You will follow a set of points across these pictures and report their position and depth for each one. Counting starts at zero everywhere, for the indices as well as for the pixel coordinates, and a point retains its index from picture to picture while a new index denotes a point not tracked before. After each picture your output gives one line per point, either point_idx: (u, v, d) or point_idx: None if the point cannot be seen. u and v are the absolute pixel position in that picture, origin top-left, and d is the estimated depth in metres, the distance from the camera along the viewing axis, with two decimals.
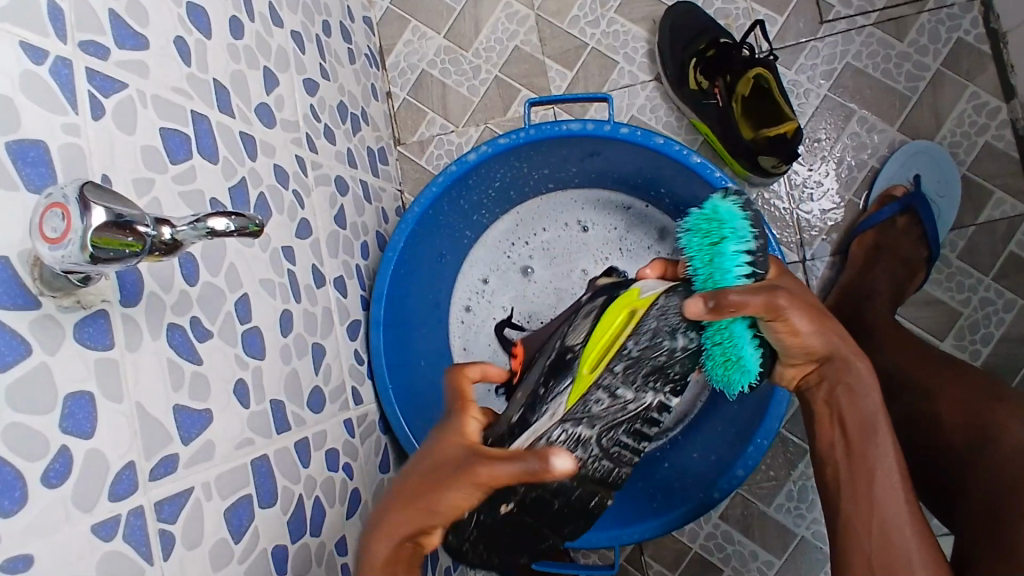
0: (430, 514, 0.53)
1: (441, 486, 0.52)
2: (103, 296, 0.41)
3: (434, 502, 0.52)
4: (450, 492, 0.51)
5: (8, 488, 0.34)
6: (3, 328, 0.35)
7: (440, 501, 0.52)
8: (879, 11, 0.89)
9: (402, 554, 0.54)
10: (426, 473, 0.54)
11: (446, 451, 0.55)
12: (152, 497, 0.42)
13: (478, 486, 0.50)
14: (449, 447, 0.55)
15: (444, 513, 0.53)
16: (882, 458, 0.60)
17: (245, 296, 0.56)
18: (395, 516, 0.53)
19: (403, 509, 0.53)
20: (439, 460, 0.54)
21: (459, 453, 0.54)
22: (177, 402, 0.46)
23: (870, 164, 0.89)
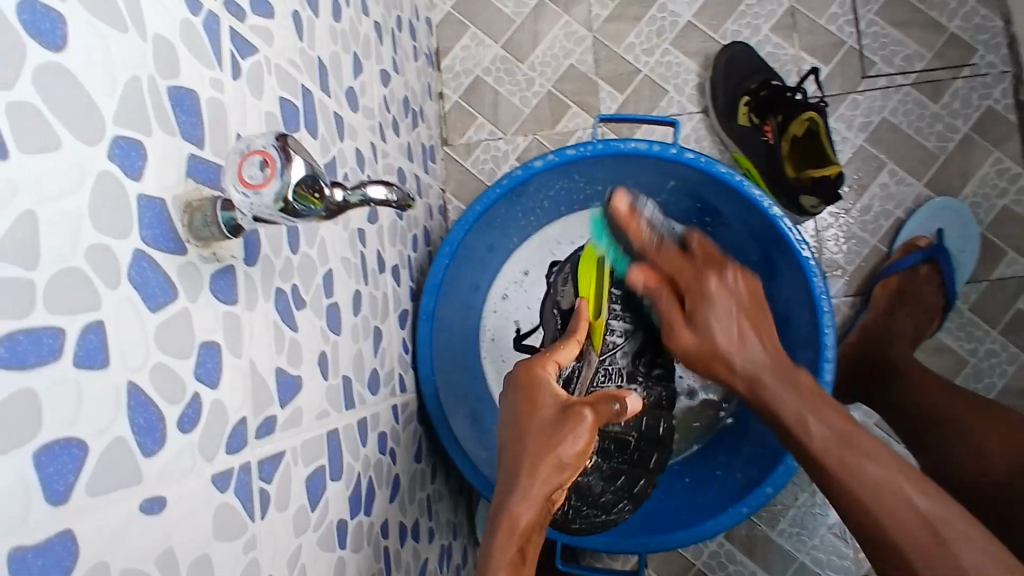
0: (556, 481, 0.56)
1: (563, 450, 0.57)
2: (232, 253, 0.42)
3: (560, 472, 0.56)
4: (574, 449, 0.57)
5: (151, 428, 0.34)
6: (156, 269, 0.36)
7: (565, 466, 0.57)
8: (918, 73, 0.95)
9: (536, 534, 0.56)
10: (533, 450, 0.57)
11: (541, 425, 0.59)
12: (256, 455, 0.43)
13: (589, 427, 0.59)
14: (539, 417, 0.60)
15: (569, 469, 0.57)
16: (812, 426, 0.59)
17: (330, 271, 0.57)
18: (524, 501, 0.55)
19: (532, 491, 0.55)
20: (542, 433, 0.58)
21: (556, 419, 0.59)
22: (278, 364, 0.47)
23: (895, 215, 0.95)
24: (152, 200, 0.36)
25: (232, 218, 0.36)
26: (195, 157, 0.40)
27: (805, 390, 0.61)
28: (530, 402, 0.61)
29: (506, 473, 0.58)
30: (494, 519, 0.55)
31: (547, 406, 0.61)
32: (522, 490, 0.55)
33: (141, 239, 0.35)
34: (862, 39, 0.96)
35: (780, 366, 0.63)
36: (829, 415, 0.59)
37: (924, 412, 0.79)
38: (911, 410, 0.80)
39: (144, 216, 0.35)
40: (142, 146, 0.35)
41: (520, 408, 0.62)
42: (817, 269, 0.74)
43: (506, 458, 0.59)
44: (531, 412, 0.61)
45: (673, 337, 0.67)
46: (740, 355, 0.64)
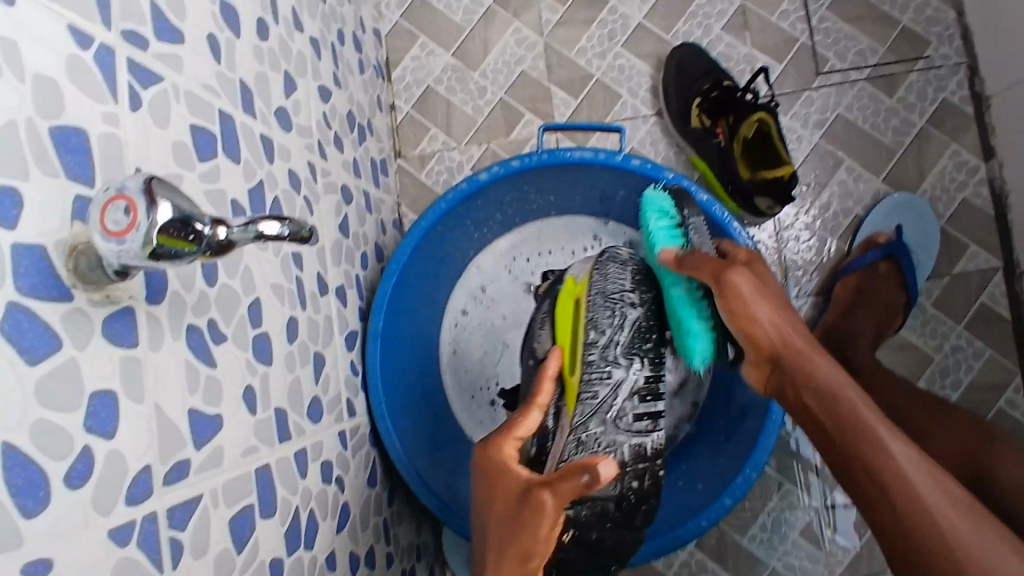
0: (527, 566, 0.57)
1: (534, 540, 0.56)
2: (130, 293, 0.40)
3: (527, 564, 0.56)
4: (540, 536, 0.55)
5: (33, 487, 0.32)
6: (36, 319, 0.34)
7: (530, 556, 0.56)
8: (871, 67, 0.94)
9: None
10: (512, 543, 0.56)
11: (504, 509, 0.57)
12: (165, 503, 0.41)
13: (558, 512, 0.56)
14: (502, 496, 0.58)
15: (538, 554, 0.56)
16: (770, 325, 0.62)
17: (257, 300, 0.55)
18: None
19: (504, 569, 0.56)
20: (506, 511, 0.57)
21: (519, 500, 0.57)
22: (192, 405, 0.45)
23: (855, 212, 0.94)
24: (31, 246, 0.34)
25: (111, 267, 0.35)
26: (83, 198, 0.38)
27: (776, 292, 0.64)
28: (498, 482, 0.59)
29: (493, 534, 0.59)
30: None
31: (511, 486, 0.58)
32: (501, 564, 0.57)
33: (16, 289, 0.33)
34: (814, 35, 0.95)
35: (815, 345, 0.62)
36: (783, 323, 0.62)
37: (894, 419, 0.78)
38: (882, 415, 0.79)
39: (20, 263, 0.33)
40: (17, 191, 0.33)
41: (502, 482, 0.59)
42: None
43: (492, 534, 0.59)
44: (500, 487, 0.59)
45: (738, 319, 0.63)
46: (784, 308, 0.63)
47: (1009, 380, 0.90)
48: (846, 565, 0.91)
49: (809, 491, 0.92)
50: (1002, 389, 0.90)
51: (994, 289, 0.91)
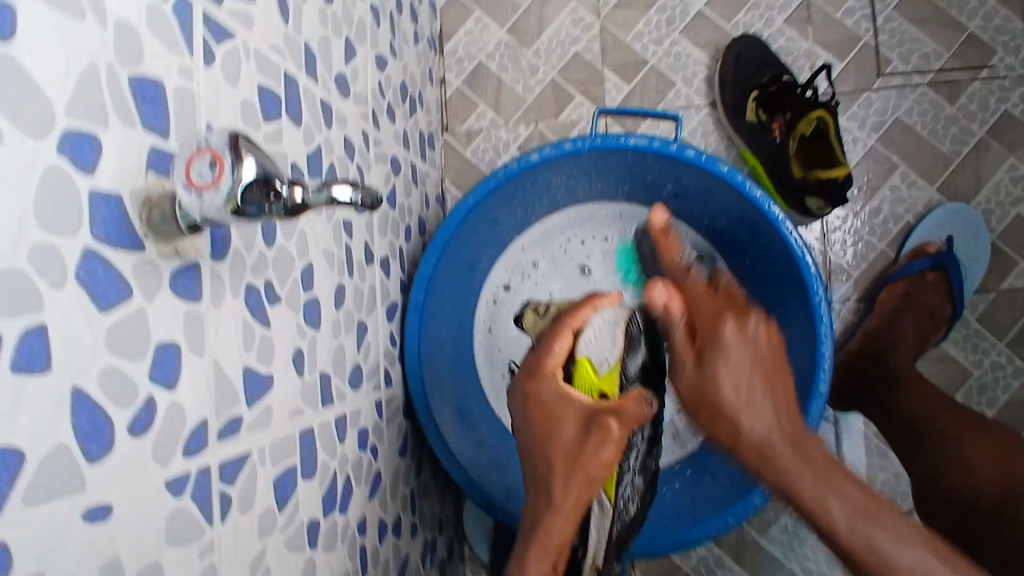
0: (585, 497, 0.62)
1: (596, 469, 0.62)
2: (196, 248, 0.40)
3: (587, 496, 0.62)
4: (604, 459, 0.62)
5: (97, 433, 0.33)
6: (109, 268, 0.34)
7: (594, 479, 0.62)
8: (935, 72, 0.92)
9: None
10: (579, 479, 0.62)
11: (561, 443, 0.63)
12: (217, 457, 0.41)
13: (611, 438, 0.63)
14: (562, 431, 0.64)
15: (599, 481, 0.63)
16: (755, 422, 0.56)
17: (310, 264, 0.56)
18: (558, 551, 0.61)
19: (568, 508, 0.61)
20: (567, 454, 0.62)
21: (576, 433, 0.63)
22: (246, 363, 0.45)
23: (905, 219, 0.91)
24: (107, 195, 0.34)
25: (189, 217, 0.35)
26: (158, 151, 0.38)
27: (760, 366, 0.58)
28: (553, 426, 0.64)
29: (539, 524, 0.61)
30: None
31: (565, 414, 0.64)
32: (562, 496, 0.61)
33: (92, 236, 0.33)
34: (879, 35, 0.92)
35: (796, 433, 0.55)
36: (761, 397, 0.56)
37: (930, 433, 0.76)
38: (914, 430, 0.78)
39: (97, 210, 0.34)
40: (97, 138, 0.34)
41: (526, 432, 0.66)
42: (817, 277, 0.71)
43: (537, 531, 0.61)
44: (554, 435, 0.64)
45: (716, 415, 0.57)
46: (758, 399, 0.56)
47: None
48: None
49: None
50: None
51: None
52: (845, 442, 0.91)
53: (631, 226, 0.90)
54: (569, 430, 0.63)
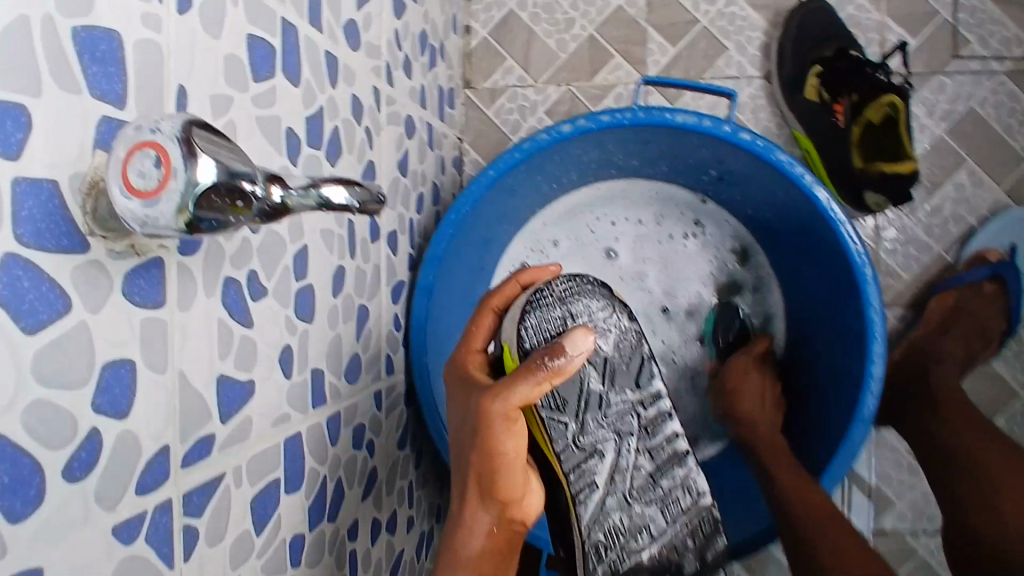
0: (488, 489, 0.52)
1: (502, 474, 0.52)
2: (160, 241, 0.33)
3: (490, 502, 0.52)
4: (499, 446, 0.50)
5: (23, 484, 0.26)
6: (37, 276, 0.27)
7: (488, 470, 0.51)
8: (1017, 59, 0.81)
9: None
10: (470, 477, 0.52)
11: (457, 424, 0.53)
12: (181, 487, 0.35)
13: (514, 418, 0.49)
14: (452, 411, 0.54)
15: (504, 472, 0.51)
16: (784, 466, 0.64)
17: (304, 248, 0.49)
18: (466, 575, 0.51)
19: (471, 505, 0.52)
20: (457, 433, 0.53)
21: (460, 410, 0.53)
22: (220, 372, 0.39)
23: (968, 221, 0.82)
24: (37, 181, 0.27)
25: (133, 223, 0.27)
26: (110, 121, 0.30)
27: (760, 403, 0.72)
28: (457, 405, 0.54)
29: (447, 537, 0.52)
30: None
31: (463, 393, 0.54)
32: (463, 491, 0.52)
33: (15, 237, 0.26)
34: (964, 7, 0.81)
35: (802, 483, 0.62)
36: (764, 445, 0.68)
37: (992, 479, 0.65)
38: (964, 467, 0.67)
39: (23, 203, 0.26)
40: (25, 111, 0.26)
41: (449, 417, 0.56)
42: (874, 290, 0.64)
43: (444, 550, 0.52)
44: (455, 416, 0.54)
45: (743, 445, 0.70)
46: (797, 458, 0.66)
47: None
48: None
49: None
50: None
51: None
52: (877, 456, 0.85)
53: (667, 209, 0.82)
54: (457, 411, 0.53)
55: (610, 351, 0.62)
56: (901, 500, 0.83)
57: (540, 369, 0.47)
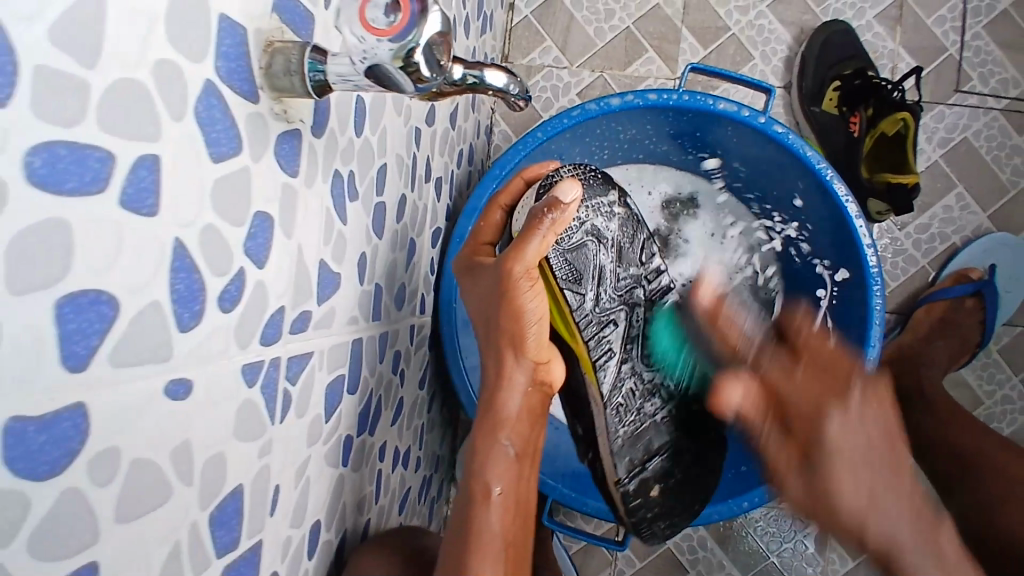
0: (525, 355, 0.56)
1: (525, 336, 0.55)
2: (301, 115, 0.36)
3: (521, 361, 0.55)
4: (530, 305, 0.54)
5: (190, 297, 0.28)
6: (225, 111, 0.29)
7: (524, 335, 0.55)
8: (1011, 99, 0.90)
9: (510, 524, 0.54)
10: (499, 339, 0.55)
11: (487, 306, 0.56)
12: (288, 351, 0.37)
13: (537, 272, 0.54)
14: (477, 295, 0.58)
15: (537, 332, 0.55)
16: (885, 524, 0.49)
17: (385, 165, 0.51)
18: (513, 428, 0.55)
19: (510, 377, 0.56)
20: (486, 311, 0.56)
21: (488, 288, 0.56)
22: (322, 257, 0.41)
23: (952, 240, 0.90)
24: (234, 25, 0.29)
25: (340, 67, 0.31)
26: None
27: (871, 448, 0.48)
28: (478, 287, 0.57)
29: (489, 398, 0.56)
30: (470, 515, 0.53)
31: (484, 276, 0.57)
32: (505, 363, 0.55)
33: (215, 69, 0.28)
34: (965, 49, 0.90)
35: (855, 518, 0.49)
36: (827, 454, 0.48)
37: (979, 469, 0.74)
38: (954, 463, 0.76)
39: (223, 40, 0.29)
40: None
41: (468, 305, 0.59)
42: (878, 285, 0.70)
43: (488, 407, 0.55)
44: (482, 296, 0.57)
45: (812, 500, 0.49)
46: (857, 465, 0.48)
47: None
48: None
49: None
50: None
51: None
52: None
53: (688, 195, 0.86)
54: (487, 289, 0.56)
55: (614, 231, 0.69)
56: None
57: (544, 223, 0.54)
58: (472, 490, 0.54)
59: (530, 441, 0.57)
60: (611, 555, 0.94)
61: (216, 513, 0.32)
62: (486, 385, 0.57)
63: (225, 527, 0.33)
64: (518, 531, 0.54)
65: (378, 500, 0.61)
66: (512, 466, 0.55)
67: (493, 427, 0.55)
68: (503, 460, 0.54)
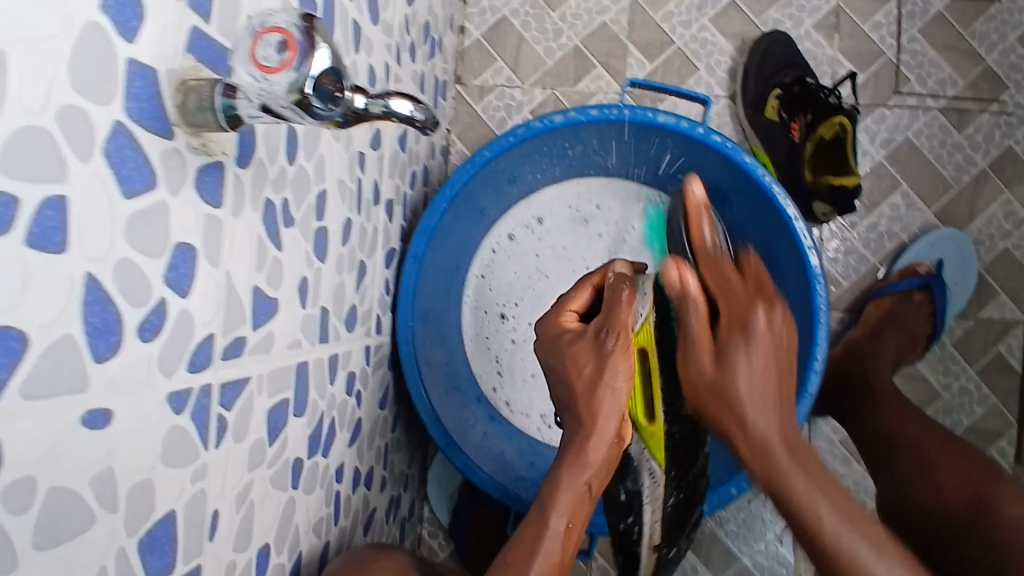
0: (614, 411, 0.58)
1: (609, 405, 0.57)
2: (223, 148, 0.37)
3: (614, 417, 0.58)
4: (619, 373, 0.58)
5: (106, 330, 0.30)
6: (137, 149, 0.31)
7: (615, 393, 0.58)
8: (948, 98, 0.93)
9: (569, 547, 0.57)
10: (587, 394, 0.58)
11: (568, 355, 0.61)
12: (220, 377, 0.38)
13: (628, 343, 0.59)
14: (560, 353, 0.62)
15: (623, 393, 0.58)
16: (764, 423, 0.56)
17: (324, 191, 0.52)
18: (592, 473, 0.58)
19: (597, 428, 0.57)
20: (573, 359, 0.60)
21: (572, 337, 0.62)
22: (256, 283, 0.42)
23: (900, 238, 0.93)
24: (144, 67, 0.31)
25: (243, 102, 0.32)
26: (198, 31, 0.34)
27: (779, 366, 0.57)
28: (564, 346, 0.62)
29: (573, 444, 0.58)
30: (534, 540, 0.56)
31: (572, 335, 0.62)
32: (591, 417, 0.58)
33: (125, 110, 0.30)
34: (901, 53, 0.93)
35: (790, 435, 0.57)
36: (779, 344, 0.57)
37: (900, 447, 0.77)
38: (897, 449, 0.77)
39: (132, 83, 0.30)
40: (140, 1, 0.30)
41: (547, 367, 0.64)
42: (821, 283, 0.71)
43: (573, 452, 0.58)
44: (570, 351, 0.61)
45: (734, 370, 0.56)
46: (764, 401, 0.56)
47: (1007, 431, 0.91)
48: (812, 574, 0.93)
49: None
50: (999, 436, 0.91)
51: (1013, 341, 0.92)
52: (812, 446, 0.94)
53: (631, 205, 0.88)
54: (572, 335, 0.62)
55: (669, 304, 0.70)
56: (834, 486, 0.93)
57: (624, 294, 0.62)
58: (543, 515, 0.57)
59: (604, 481, 0.60)
60: (585, 565, 0.94)
61: (146, 539, 0.34)
62: (568, 426, 0.60)
63: (157, 552, 0.34)
64: (573, 552, 0.58)
65: (338, 520, 0.61)
66: (582, 509, 0.58)
67: (573, 470, 0.58)
68: (575, 501, 0.57)
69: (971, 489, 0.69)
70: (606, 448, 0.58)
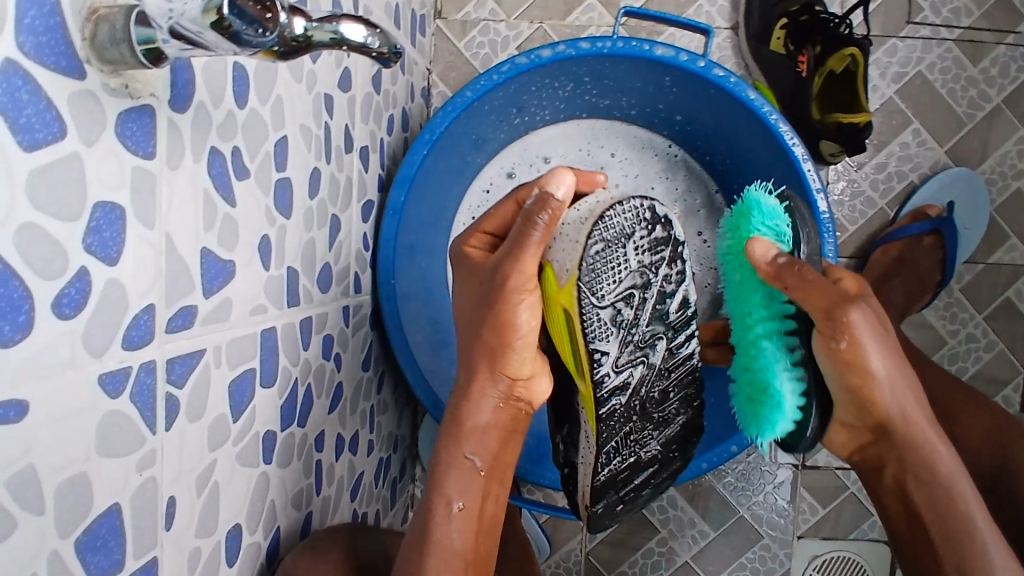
0: (506, 377, 0.53)
1: (518, 324, 0.51)
2: (151, 89, 0.32)
3: (497, 378, 0.53)
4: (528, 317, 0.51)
5: (12, 308, 0.25)
6: (36, 90, 0.25)
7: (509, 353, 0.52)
8: (963, 29, 0.86)
9: (466, 536, 0.54)
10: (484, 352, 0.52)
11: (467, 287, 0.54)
12: (165, 352, 0.34)
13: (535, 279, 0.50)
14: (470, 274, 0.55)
15: (522, 350, 0.52)
16: (909, 406, 0.54)
17: (284, 138, 0.47)
18: (472, 446, 0.55)
19: (480, 391, 0.54)
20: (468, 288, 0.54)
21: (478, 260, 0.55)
22: (205, 245, 0.37)
23: (910, 179, 0.88)
24: None
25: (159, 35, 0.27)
26: None
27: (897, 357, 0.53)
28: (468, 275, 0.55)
29: (455, 410, 0.55)
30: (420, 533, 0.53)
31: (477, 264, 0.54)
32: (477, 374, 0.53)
33: (18, 45, 0.24)
34: None
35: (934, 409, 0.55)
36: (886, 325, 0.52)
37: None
38: None
39: (27, 11, 0.25)
40: None
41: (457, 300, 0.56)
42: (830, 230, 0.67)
43: (452, 424, 0.55)
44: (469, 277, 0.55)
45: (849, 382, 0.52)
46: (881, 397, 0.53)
47: (1013, 378, 0.89)
48: (811, 524, 0.92)
49: (793, 448, 0.92)
50: (1004, 385, 0.89)
51: None
52: None
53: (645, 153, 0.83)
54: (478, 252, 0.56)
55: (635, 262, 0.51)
56: None
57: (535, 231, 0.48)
58: (430, 509, 0.54)
59: (495, 454, 0.56)
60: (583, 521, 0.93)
61: (85, 537, 0.30)
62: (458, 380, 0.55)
63: (101, 551, 0.31)
64: (473, 528, 0.55)
65: (320, 490, 0.58)
66: (471, 483, 0.55)
67: (457, 437, 0.55)
68: (461, 477, 0.55)
69: (992, 443, 0.73)
70: (496, 408, 0.55)
